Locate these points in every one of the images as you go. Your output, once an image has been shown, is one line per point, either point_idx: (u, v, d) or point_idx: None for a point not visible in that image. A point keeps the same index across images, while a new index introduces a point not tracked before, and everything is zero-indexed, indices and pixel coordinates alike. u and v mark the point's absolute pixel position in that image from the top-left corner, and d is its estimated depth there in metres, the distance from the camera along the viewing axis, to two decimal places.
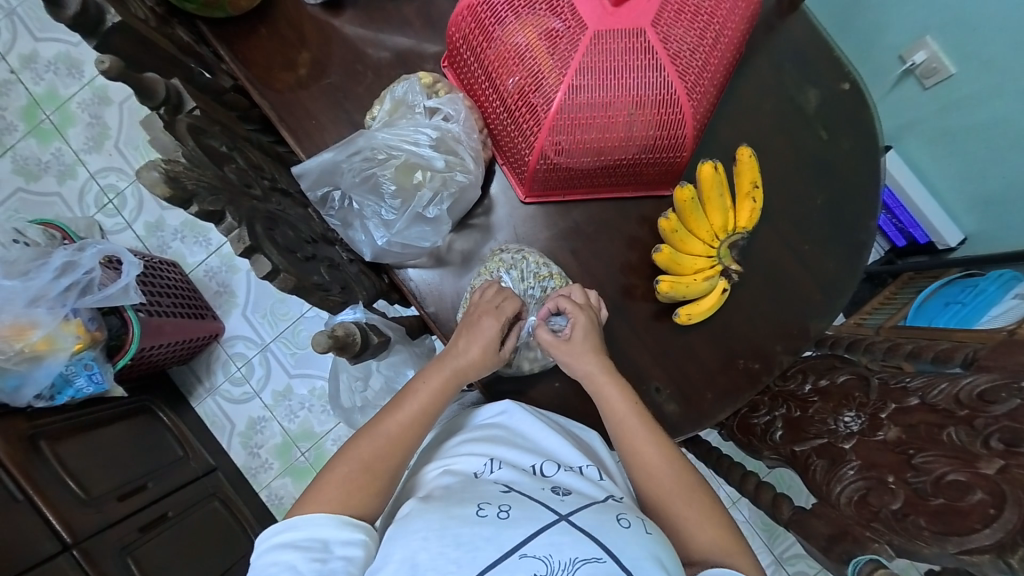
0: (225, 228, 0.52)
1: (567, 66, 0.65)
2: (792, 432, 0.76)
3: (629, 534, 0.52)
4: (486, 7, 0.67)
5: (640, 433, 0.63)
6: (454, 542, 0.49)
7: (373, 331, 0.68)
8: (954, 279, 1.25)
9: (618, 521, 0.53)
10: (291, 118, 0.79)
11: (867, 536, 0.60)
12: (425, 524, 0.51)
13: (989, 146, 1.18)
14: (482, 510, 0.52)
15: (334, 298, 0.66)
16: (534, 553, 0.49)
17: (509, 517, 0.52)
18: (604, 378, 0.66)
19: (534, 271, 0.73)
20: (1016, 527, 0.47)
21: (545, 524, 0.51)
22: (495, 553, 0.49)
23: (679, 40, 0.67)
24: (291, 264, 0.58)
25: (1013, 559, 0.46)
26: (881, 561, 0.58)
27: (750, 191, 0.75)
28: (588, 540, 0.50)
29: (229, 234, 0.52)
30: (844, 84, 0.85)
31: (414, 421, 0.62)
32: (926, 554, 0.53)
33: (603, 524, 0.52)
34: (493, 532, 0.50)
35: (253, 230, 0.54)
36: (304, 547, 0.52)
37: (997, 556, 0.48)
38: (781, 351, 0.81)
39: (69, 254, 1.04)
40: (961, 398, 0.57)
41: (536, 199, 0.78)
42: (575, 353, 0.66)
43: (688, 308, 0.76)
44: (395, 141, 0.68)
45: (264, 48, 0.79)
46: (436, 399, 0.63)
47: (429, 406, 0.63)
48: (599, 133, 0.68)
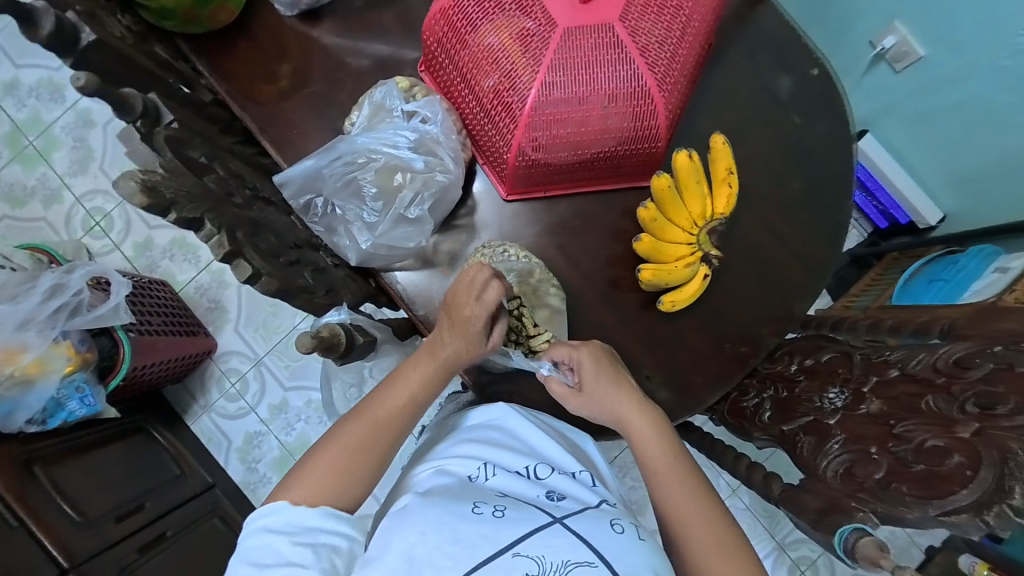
0: (206, 235, 0.47)
1: (540, 64, 0.66)
2: (782, 413, 0.77)
3: (623, 539, 0.55)
4: (459, 11, 0.69)
5: (676, 483, 0.58)
6: (450, 538, 0.52)
7: (360, 331, 0.65)
8: (938, 256, 1.29)
9: (612, 526, 0.57)
10: (274, 129, 0.81)
11: (854, 505, 0.61)
12: (422, 518, 0.54)
13: (958, 126, 1.22)
14: (479, 508, 0.56)
15: (320, 300, 0.65)
16: (528, 552, 0.51)
17: (504, 516, 0.55)
18: (644, 424, 0.62)
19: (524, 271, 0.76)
20: (992, 486, 0.48)
21: (539, 526, 0.54)
22: (491, 550, 0.52)
23: (647, 33, 0.67)
24: (275, 268, 0.57)
25: (990, 517, 0.47)
26: (866, 529, 0.60)
27: (726, 177, 0.76)
28: (581, 543, 0.53)
29: (209, 242, 0.47)
30: (815, 70, 0.87)
31: (402, 406, 0.61)
32: (910, 518, 0.54)
33: (598, 528, 0.55)
34: (490, 530, 0.53)
35: (234, 235, 0.51)
36: (288, 531, 0.54)
37: (975, 514, 0.48)
38: (767, 333, 0.82)
39: (57, 277, 1.05)
40: (939, 366, 0.59)
41: (519, 196, 0.79)
42: (601, 395, 0.65)
43: (671, 296, 0.77)
44: (374, 144, 0.67)
45: (246, 63, 0.81)
46: (424, 386, 0.62)
47: (417, 391, 0.61)
48: (576, 127, 0.70)
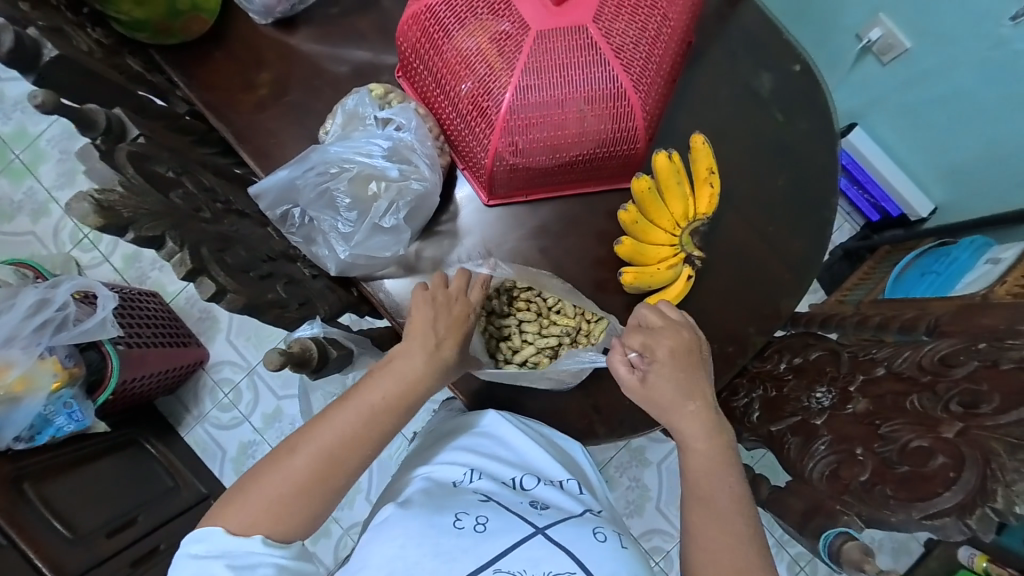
0: (167, 253, 0.45)
1: (514, 68, 0.66)
2: (770, 412, 0.76)
3: (604, 548, 0.55)
4: (431, 16, 0.68)
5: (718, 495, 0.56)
6: (431, 551, 0.52)
7: (334, 344, 0.60)
8: (930, 247, 1.28)
9: (595, 535, 0.56)
10: (252, 139, 0.80)
11: (839, 508, 0.59)
12: (402, 530, 0.54)
13: (947, 117, 1.22)
14: (460, 520, 0.55)
15: (292, 314, 0.58)
16: (508, 567, 0.51)
17: (485, 528, 0.54)
18: (694, 417, 0.60)
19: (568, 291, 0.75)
20: (975, 487, 0.47)
21: (520, 538, 0.53)
22: (472, 564, 0.51)
23: (621, 34, 0.66)
24: (245, 283, 0.52)
25: (973, 521, 0.47)
26: (851, 534, 0.58)
27: (708, 177, 0.75)
28: (562, 554, 0.52)
29: (171, 260, 0.46)
30: (796, 65, 0.86)
31: (353, 429, 0.57)
32: (893, 522, 0.53)
33: (580, 538, 0.55)
34: (471, 543, 0.53)
35: (199, 252, 0.48)
36: (227, 555, 0.52)
37: (958, 518, 0.48)
38: (754, 333, 0.82)
39: (41, 292, 1.04)
40: (925, 364, 0.59)
41: (500, 201, 0.79)
42: (670, 395, 0.61)
43: (656, 298, 0.76)
44: (348, 153, 0.65)
45: (222, 73, 0.81)
46: (385, 404, 0.58)
47: (373, 412, 0.58)
48: (553, 131, 0.69)
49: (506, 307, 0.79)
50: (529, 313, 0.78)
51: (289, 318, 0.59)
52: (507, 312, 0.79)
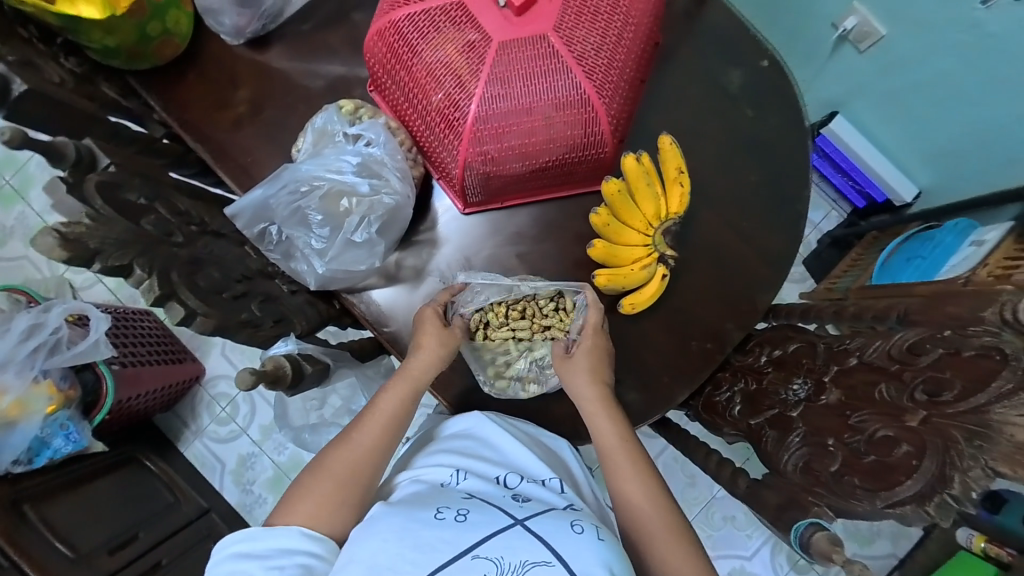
0: (136, 279, 0.47)
1: (478, 80, 0.66)
2: (750, 406, 0.77)
3: (582, 539, 0.54)
4: (396, 32, 0.69)
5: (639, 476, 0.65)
6: (410, 544, 0.53)
7: (309, 359, 0.62)
8: (914, 232, 1.29)
9: (572, 527, 0.56)
10: (230, 158, 0.81)
11: (810, 500, 0.62)
12: (386, 526, 0.55)
13: (926, 103, 1.22)
14: (442, 512, 0.56)
15: (266, 333, 0.60)
16: (487, 553, 0.52)
17: (466, 519, 0.55)
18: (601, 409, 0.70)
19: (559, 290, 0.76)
20: (935, 476, 0.49)
21: (499, 528, 0.55)
22: (450, 553, 0.52)
23: (583, 40, 0.66)
24: (218, 307, 0.54)
25: (931, 508, 0.49)
26: (823, 523, 0.61)
27: (678, 176, 0.76)
28: (539, 544, 0.53)
29: (141, 286, 0.48)
30: (764, 61, 0.86)
31: (377, 435, 0.65)
32: (860, 512, 0.55)
33: (558, 528, 0.55)
34: (451, 534, 0.54)
35: (168, 277, 0.49)
36: (262, 555, 0.56)
37: (917, 506, 0.50)
38: (732, 328, 0.83)
39: (33, 316, 1.05)
40: (893, 354, 0.60)
41: (476, 208, 0.80)
42: (575, 369, 0.72)
43: (630, 298, 0.78)
44: (319, 171, 0.65)
45: (197, 94, 0.82)
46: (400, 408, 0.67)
47: (391, 417, 0.67)
48: (522, 138, 0.68)
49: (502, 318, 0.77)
50: (525, 327, 0.77)
51: (266, 335, 0.60)
52: (503, 323, 0.77)
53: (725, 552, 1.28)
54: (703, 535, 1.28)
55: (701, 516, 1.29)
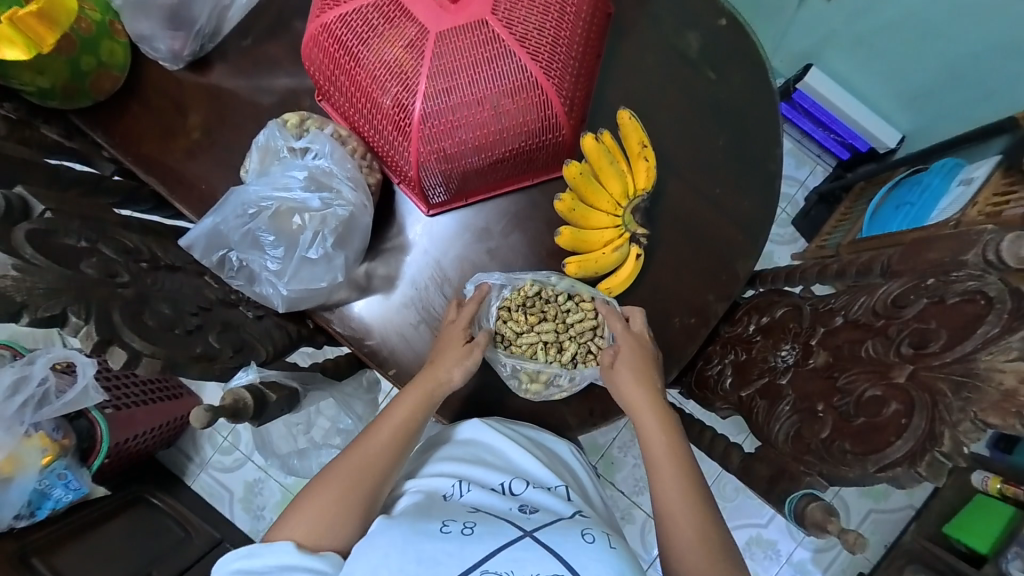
0: (72, 328, 0.44)
1: (419, 76, 0.61)
2: (740, 377, 0.75)
3: (591, 548, 0.54)
4: (329, 34, 0.63)
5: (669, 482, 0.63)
6: (414, 558, 0.52)
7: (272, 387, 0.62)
8: (902, 178, 1.26)
9: (583, 537, 0.55)
10: (184, 188, 0.79)
11: (802, 469, 0.61)
12: (386, 540, 0.54)
13: (900, 42, 1.19)
14: (447, 526, 0.55)
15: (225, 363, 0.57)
16: (495, 568, 0.51)
17: (472, 532, 0.55)
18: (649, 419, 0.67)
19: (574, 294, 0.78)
20: (924, 434, 0.47)
21: (508, 541, 0.54)
22: (457, 568, 0.51)
23: (524, 21, 0.62)
24: (166, 345, 0.50)
25: (923, 467, 0.47)
26: (815, 493, 0.62)
27: (641, 151, 0.74)
28: (549, 556, 0.52)
29: (79, 334, 0.44)
30: (721, 19, 0.81)
31: (389, 443, 0.64)
32: (851, 478, 0.54)
33: (567, 539, 0.54)
34: (456, 547, 0.53)
35: (109, 320, 0.46)
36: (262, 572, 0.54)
37: (908, 467, 0.48)
38: (714, 300, 0.81)
39: (17, 369, 0.97)
40: (879, 308, 0.58)
41: (440, 208, 0.78)
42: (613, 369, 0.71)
43: (606, 282, 0.77)
44: (267, 191, 0.62)
45: (143, 127, 0.79)
46: (416, 416, 0.67)
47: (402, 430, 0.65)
48: (476, 130, 0.65)
49: (522, 325, 0.78)
50: (549, 328, 0.78)
51: (226, 366, 0.57)
52: (524, 328, 0.78)
53: (741, 521, 1.28)
54: (717, 508, 1.27)
55: (713, 489, 1.28)
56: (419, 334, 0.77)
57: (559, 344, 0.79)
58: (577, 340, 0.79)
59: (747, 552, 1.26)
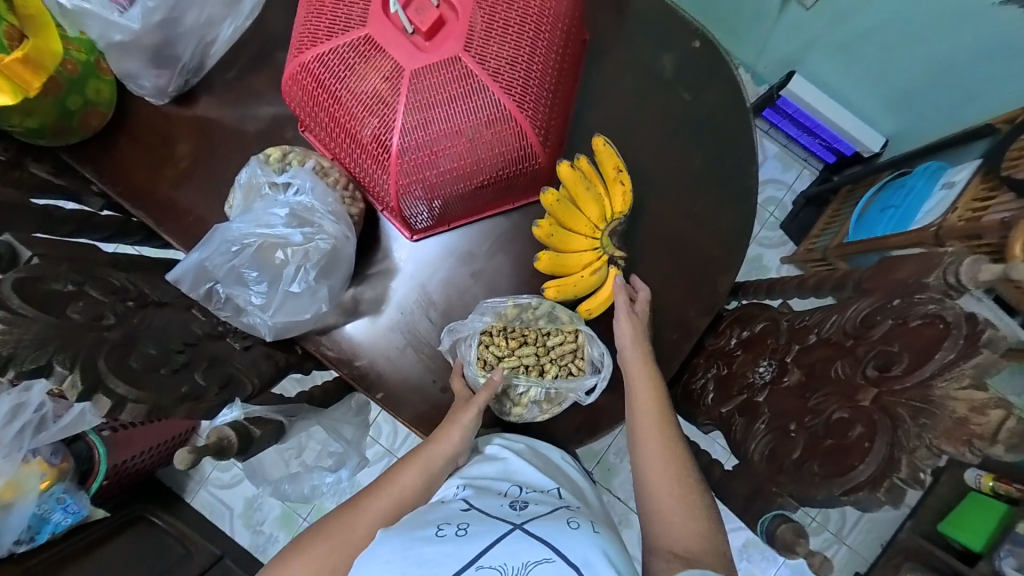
0: (58, 377, 0.45)
1: (395, 112, 0.62)
2: (721, 392, 0.77)
3: (577, 533, 0.54)
4: (306, 71, 0.64)
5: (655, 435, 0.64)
6: (413, 562, 0.50)
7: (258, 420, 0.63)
8: (888, 181, 1.27)
9: (568, 524, 0.55)
10: (172, 219, 0.80)
11: (775, 490, 0.63)
12: (386, 549, 0.52)
13: (879, 48, 1.20)
14: (442, 529, 0.54)
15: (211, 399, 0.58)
16: (490, 562, 0.49)
17: (467, 531, 0.53)
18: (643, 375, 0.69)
19: (555, 318, 0.79)
20: (885, 459, 0.48)
21: (501, 535, 0.52)
22: (455, 567, 0.49)
23: (497, 55, 0.63)
24: (152, 388, 0.51)
25: (883, 492, 0.48)
26: (788, 514, 0.65)
27: (617, 176, 0.75)
28: (540, 544, 0.51)
29: (63, 384, 0.46)
30: (695, 41, 0.82)
31: (387, 512, 0.62)
32: (821, 499, 0.55)
33: (555, 528, 0.54)
34: (453, 548, 0.51)
35: (95, 367, 0.47)
36: None
37: (870, 492, 0.49)
38: (696, 316, 0.82)
39: (15, 396, 0.92)
40: (849, 328, 0.59)
41: (423, 233, 0.79)
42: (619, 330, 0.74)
43: (586, 304, 0.78)
44: (249, 228, 0.63)
45: (132, 161, 0.81)
46: (417, 490, 0.64)
47: (405, 497, 0.63)
48: (454, 161, 0.66)
49: (504, 349, 0.79)
50: (530, 352, 0.79)
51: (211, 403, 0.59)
52: (507, 352, 0.79)
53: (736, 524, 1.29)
54: None
55: None
56: (405, 357, 0.79)
57: (541, 367, 0.80)
58: (559, 363, 0.80)
59: (743, 555, 1.28)
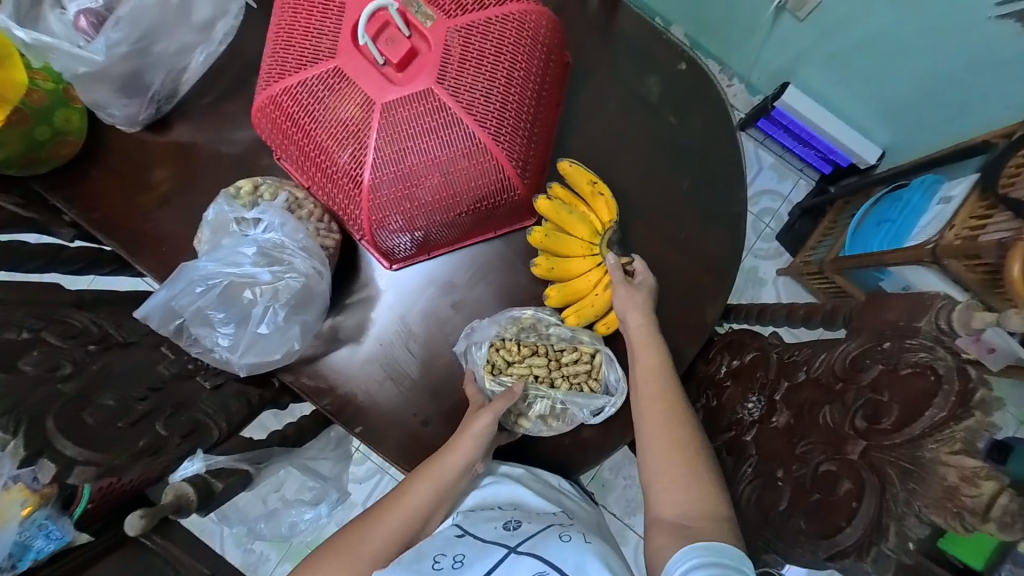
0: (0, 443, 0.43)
1: (367, 147, 0.60)
2: (710, 426, 0.74)
3: (568, 544, 0.57)
4: (275, 104, 0.62)
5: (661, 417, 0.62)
6: None
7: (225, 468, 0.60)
8: (882, 196, 1.25)
9: (560, 537, 0.58)
10: (145, 250, 0.78)
11: (762, 543, 0.60)
12: None
13: (875, 61, 1.17)
14: (438, 561, 0.56)
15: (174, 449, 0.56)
16: None
17: (463, 561, 0.56)
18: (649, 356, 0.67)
19: (573, 337, 0.77)
20: (872, 523, 0.46)
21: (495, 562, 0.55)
22: None
23: (471, 87, 0.60)
24: (106, 445, 0.48)
25: (869, 561, 0.45)
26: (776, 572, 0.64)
27: (592, 190, 0.73)
28: (531, 562, 0.54)
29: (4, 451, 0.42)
30: (681, 63, 0.80)
31: (404, 521, 0.63)
32: (809, 557, 0.52)
33: (546, 543, 0.57)
34: None
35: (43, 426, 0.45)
36: None
37: (857, 559, 0.46)
38: (684, 346, 0.79)
39: None
40: (838, 369, 0.57)
41: (403, 263, 0.77)
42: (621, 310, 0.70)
43: (604, 323, 0.75)
44: (216, 267, 0.61)
45: (104, 189, 0.78)
46: (430, 494, 0.65)
47: (420, 507, 0.64)
48: (430, 195, 0.64)
49: (515, 355, 0.77)
50: (542, 364, 0.77)
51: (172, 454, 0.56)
52: (516, 360, 0.77)
53: None
54: None
55: None
56: (385, 391, 0.77)
57: (551, 380, 0.78)
58: (571, 380, 0.77)
59: None
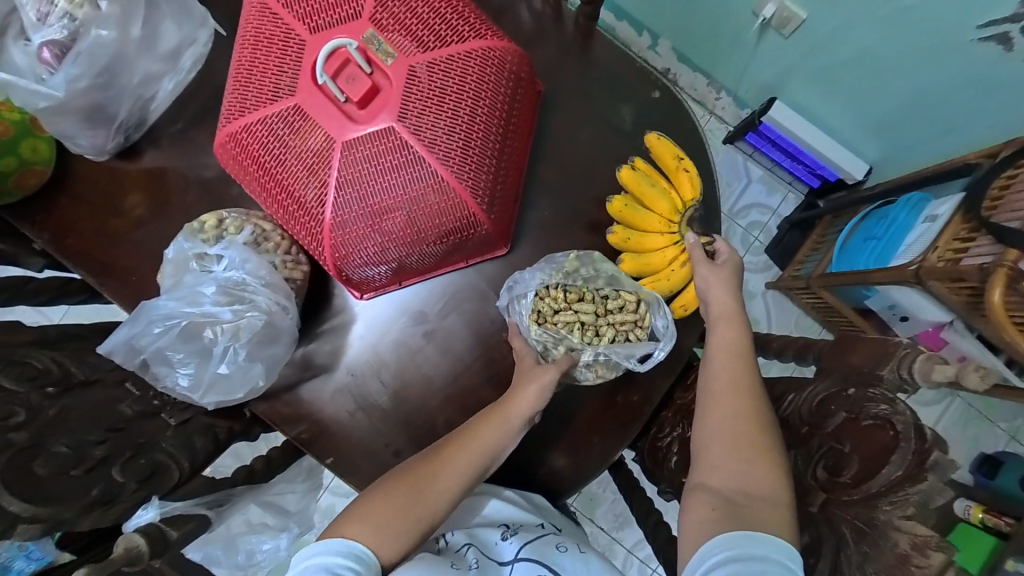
0: None
1: (329, 185, 0.60)
2: (685, 458, 0.73)
3: (566, 556, 0.64)
4: (237, 142, 0.61)
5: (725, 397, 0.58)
6: None
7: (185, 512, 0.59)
8: (869, 211, 1.22)
9: (557, 549, 0.66)
10: (113, 279, 0.77)
11: None
12: None
13: (859, 79, 1.16)
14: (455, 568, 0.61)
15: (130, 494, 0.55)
16: None
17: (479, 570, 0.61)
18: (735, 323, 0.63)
19: (619, 283, 0.75)
20: None
21: None
22: None
23: (433, 124, 0.59)
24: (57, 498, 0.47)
25: None
26: None
27: (679, 164, 0.73)
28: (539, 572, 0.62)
29: None
30: (655, 91, 0.79)
31: (460, 472, 0.61)
32: None
33: (548, 554, 0.64)
34: None
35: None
36: None
37: None
38: (658, 377, 0.78)
39: None
40: (805, 412, 0.56)
41: (374, 293, 0.76)
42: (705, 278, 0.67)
43: (680, 301, 0.75)
44: (177, 307, 0.62)
45: (71, 217, 0.77)
46: (480, 458, 0.63)
47: (471, 464, 0.62)
48: (395, 230, 0.63)
49: (561, 302, 0.75)
50: (588, 308, 0.75)
51: (130, 501, 0.55)
52: (563, 306, 0.75)
53: None
54: None
55: None
56: (356, 422, 0.76)
57: (597, 327, 0.76)
58: (617, 327, 0.76)
59: None
